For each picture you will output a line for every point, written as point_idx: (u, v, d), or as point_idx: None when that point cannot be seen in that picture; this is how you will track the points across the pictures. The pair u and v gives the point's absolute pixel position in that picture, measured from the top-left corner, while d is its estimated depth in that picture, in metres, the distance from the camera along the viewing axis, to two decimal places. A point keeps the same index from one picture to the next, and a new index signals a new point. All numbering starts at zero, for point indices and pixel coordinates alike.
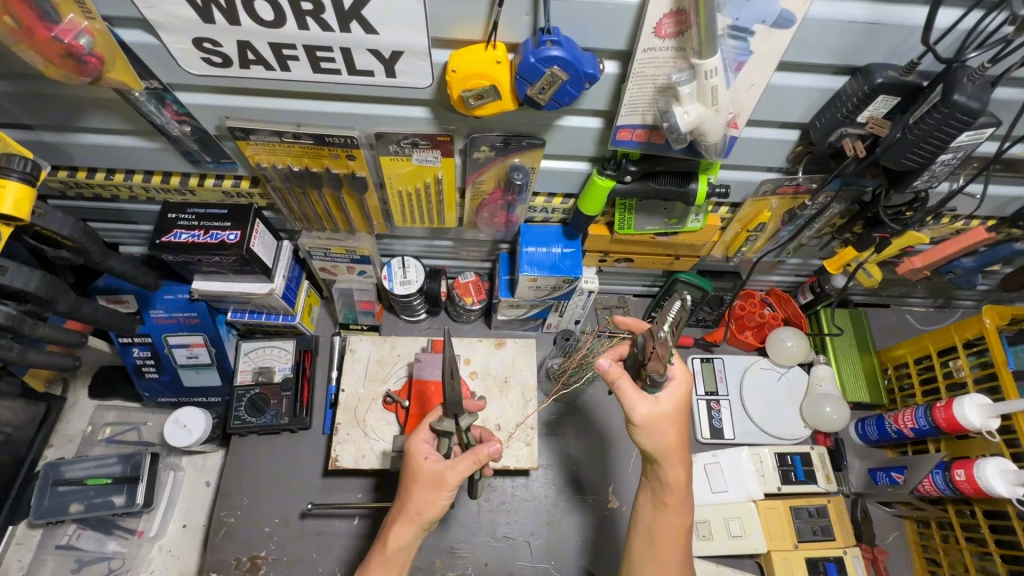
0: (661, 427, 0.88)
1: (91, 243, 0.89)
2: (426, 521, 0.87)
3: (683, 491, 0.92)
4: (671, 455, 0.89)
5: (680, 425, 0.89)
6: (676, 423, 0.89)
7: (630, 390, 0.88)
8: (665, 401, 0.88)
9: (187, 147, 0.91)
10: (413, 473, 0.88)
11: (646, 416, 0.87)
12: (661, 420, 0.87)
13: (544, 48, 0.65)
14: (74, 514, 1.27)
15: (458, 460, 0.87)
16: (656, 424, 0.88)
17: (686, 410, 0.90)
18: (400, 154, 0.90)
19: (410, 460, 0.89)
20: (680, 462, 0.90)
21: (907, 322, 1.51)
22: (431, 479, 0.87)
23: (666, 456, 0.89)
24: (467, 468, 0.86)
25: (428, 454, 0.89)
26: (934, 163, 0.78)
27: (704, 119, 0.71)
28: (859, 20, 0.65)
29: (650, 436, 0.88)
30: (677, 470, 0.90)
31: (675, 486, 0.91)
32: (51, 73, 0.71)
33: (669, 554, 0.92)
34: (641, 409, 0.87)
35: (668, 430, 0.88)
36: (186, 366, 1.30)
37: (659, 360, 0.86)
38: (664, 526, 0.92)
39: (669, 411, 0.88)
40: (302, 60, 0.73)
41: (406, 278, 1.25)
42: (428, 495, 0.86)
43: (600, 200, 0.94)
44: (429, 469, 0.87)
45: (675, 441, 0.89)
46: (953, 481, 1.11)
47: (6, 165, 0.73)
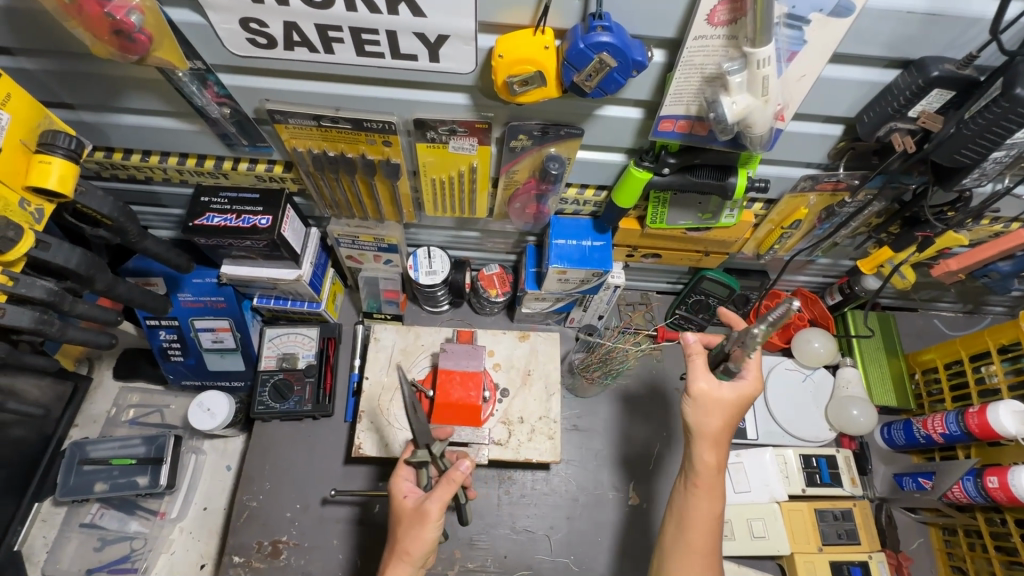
0: (711, 409, 0.90)
1: (129, 223, 0.89)
2: (417, 558, 0.86)
3: (718, 476, 0.91)
4: (711, 437, 0.90)
5: (732, 417, 0.91)
6: (726, 411, 0.90)
7: (703, 370, 0.91)
8: (728, 391, 0.90)
9: (224, 130, 0.91)
10: (398, 514, 0.90)
11: (701, 392, 0.90)
12: (716, 404, 0.90)
13: (594, 33, 0.64)
14: (99, 492, 1.28)
15: (434, 489, 0.87)
16: (709, 403, 0.90)
17: (742, 407, 0.92)
18: (437, 141, 0.90)
19: (394, 501, 0.92)
20: (716, 447, 0.90)
21: (935, 326, 1.48)
22: (413, 516, 0.88)
23: (703, 437, 0.90)
24: (444, 493, 0.86)
25: (408, 492, 0.92)
26: (986, 160, 0.77)
27: (752, 110, 0.70)
28: (918, 11, 0.63)
29: (700, 412, 0.90)
30: (708, 454, 0.90)
31: (710, 469, 0.90)
32: (98, 51, 0.71)
33: (698, 544, 0.89)
34: (700, 383, 0.90)
35: (717, 414, 0.90)
36: (211, 350, 1.31)
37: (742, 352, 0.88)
38: (696, 512, 0.90)
39: (729, 401, 0.90)
40: (347, 42, 0.73)
41: (432, 268, 1.25)
42: (414, 532, 0.86)
43: (635, 192, 0.93)
44: (408, 505, 0.89)
45: (721, 425, 0.90)
46: (985, 488, 1.09)
47: (51, 142, 0.74)
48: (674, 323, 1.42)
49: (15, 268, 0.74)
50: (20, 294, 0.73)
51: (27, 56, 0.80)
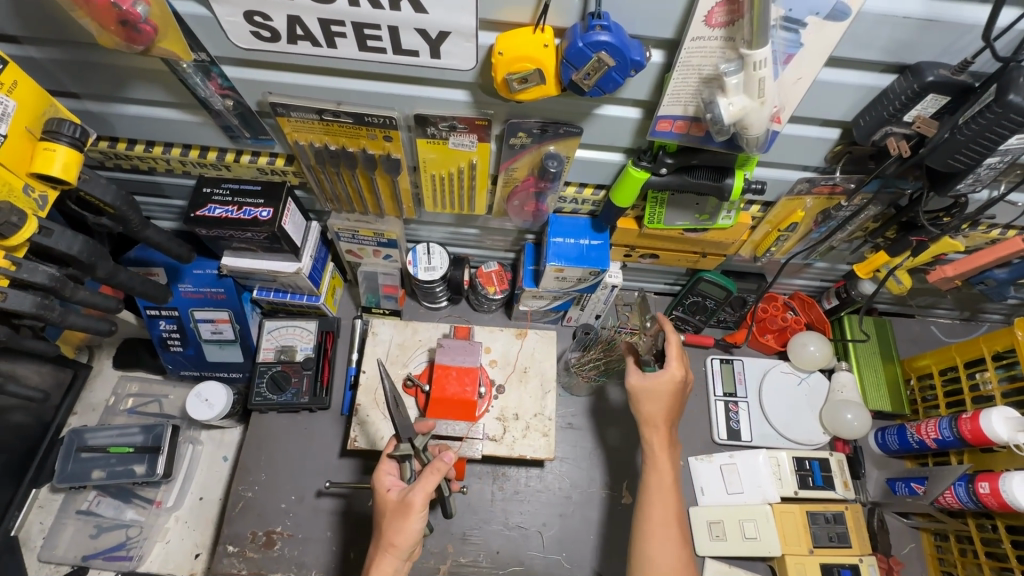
0: (647, 398, 1.03)
1: (132, 212, 0.90)
2: (402, 550, 0.87)
3: (665, 453, 1.02)
4: (652, 419, 1.03)
5: (667, 403, 1.03)
6: (661, 398, 1.02)
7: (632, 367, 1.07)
8: (652, 379, 1.02)
9: (227, 122, 0.92)
10: (381, 508, 0.90)
11: (634, 384, 1.04)
12: (646, 392, 1.03)
13: (593, 33, 0.65)
14: (95, 480, 1.29)
15: (419, 480, 0.87)
16: (646, 392, 1.03)
17: (677, 394, 1.03)
18: (437, 137, 0.91)
19: (377, 495, 0.92)
20: (660, 427, 1.03)
21: (932, 333, 1.49)
22: (397, 509, 0.88)
23: (648, 421, 1.03)
24: (431, 483, 0.86)
25: (391, 485, 0.92)
26: (980, 166, 0.77)
27: (749, 111, 0.70)
28: (914, 16, 0.64)
29: (639, 401, 1.04)
30: (657, 434, 1.03)
31: (656, 448, 1.03)
32: (105, 41, 0.72)
33: (658, 517, 0.96)
34: (631, 378, 1.05)
35: (657, 403, 1.03)
36: (210, 341, 1.32)
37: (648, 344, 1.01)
38: (652, 487, 1.00)
39: (655, 387, 1.02)
40: (349, 38, 0.74)
41: (431, 264, 1.25)
42: (399, 523, 0.87)
43: (633, 191, 0.94)
44: (393, 498, 0.89)
45: (663, 408, 1.03)
46: (976, 493, 1.09)
47: (56, 129, 0.75)
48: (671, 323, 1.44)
49: (18, 253, 0.75)
50: (22, 279, 0.74)
51: (35, 45, 0.81)
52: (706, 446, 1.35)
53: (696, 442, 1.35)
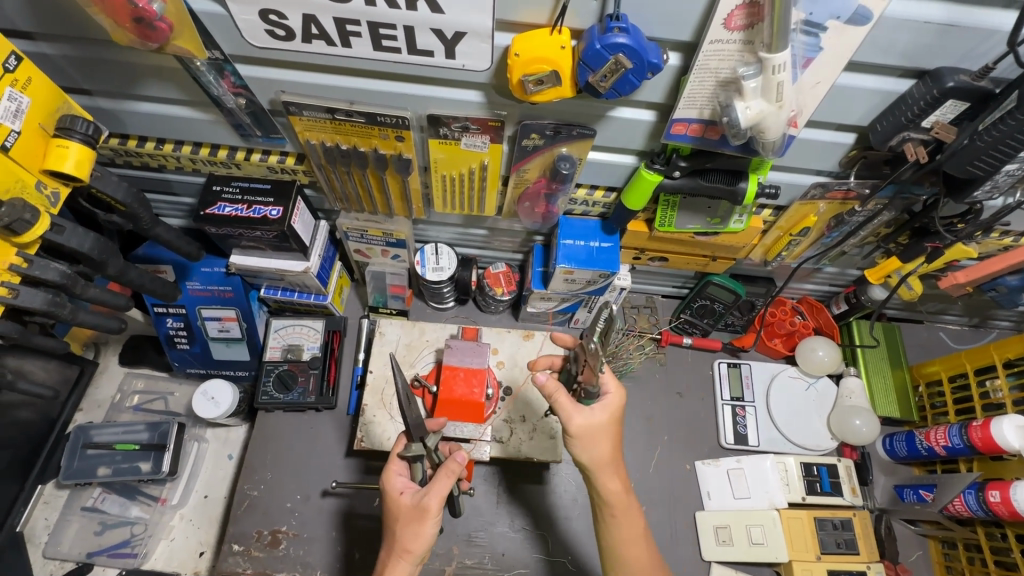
0: (594, 438, 0.90)
1: (143, 210, 0.90)
2: (417, 555, 0.86)
3: (627, 499, 0.92)
4: (604, 466, 0.90)
5: (614, 439, 0.91)
6: (605, 430, 0.90)
7: (566, 399, 0.90)
8: (599, 413, 0.90)
9: (239, 120, 0.92)
10: (394, 512, 0.89)
11: (580, 427, 0.89)
12: (595, 432, 0.90)
13: (611, 34, 0.64)
14: (101, 477, 1.29)
15: (433, 484, 0.87)
16: (592, 435, 0.89)
17: (618, 420, 0.92)
18: (449, 138, 0.90)
19: (389, 498, 0.91)
20: (614, 470, 0.91)
21: (940, 339, 1.48)
22: (411, 515, 0.87)
23: (600, 469, 0.90)
24: (446, 486, 0.86)
25: (404, 489, 0.91)
26: (998, 173, 0.77)
27: (766, 115, 0.70)
28: (935, 21, 0.64)
29: (587, 446, 0.90)
30: (612, 480, 0.90)
31: (617, 494, 0.91)
32: (119, 38, 0.72)
33: (641, 565, 0.91)
34: (576, 420, 0.89)
35: (603, 441, 0.90)
36: (217, 339, 1.32)
37: (590, 372, 0.87)
38: (626, 537, 0.91)
39: (603, 422, 0.90)
40: (364, 37, 0.73)
41: (439, 265, 1.25)
42: (414, 528, 0.86)
43: (645, 194, 0.93)
44: (407, 503, 0.88)
45: (611, 447, 0.91)
46: (987, 502, 1.09)
47: (70, 126, 0.75)
48: (678, 326, 1.43)
49: (29, 251, 0.75)
50: (34, 276, 0.74)
51: (48, 41, 0.81)
52: (712, 450, 1.34)
53: (702, 446, 1.34)
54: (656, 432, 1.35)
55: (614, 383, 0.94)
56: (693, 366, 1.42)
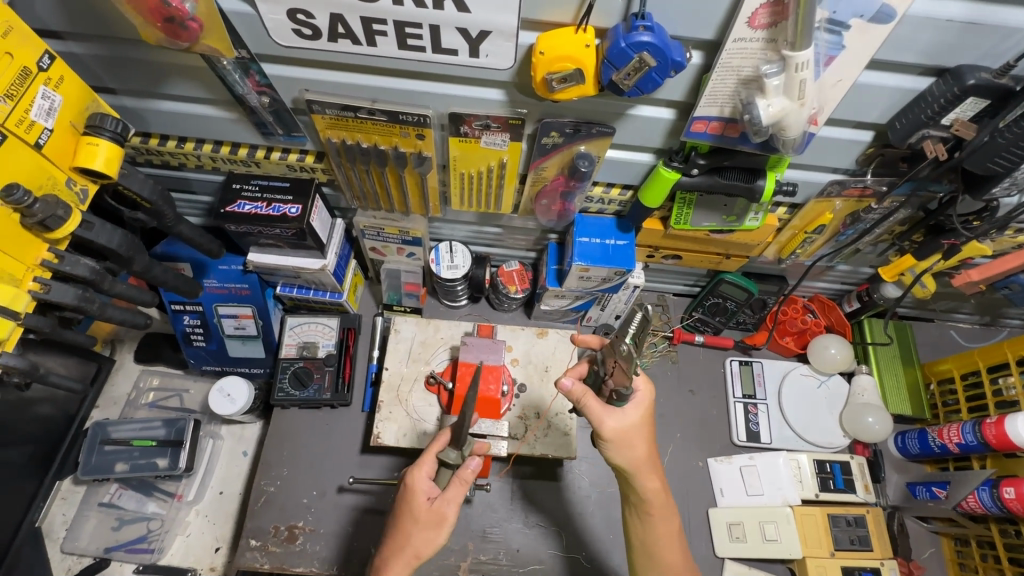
0: (629, 440, 0.90)
1: (167, 207, 0.91)
2: (423, 559, 0.90)
3: (664, 498, 0.93)
4: (643, 467, 0.90)
5: (649, 439, 0.92)
6: (640, 431, 0.90)
7: (596, 403, 0.89)
8: (631, 413, 0.90)
9: (261, 119, 0.93)
10: (415, 515, 0.90)
11: (614, 431, 0.89)
12: (629, 434, 0.90)
13: (636, 33, 0.66)
14: (118, 473, 1.30)
15: (448, 492, 0.91)
16: (629, 437, 0.89)
17: (650, 419, 0.93)
18: (469, 136, 0.91)
19: (411, 497, 0.91)
20: (652, 471, 0.91)
21: (951, 337, 1.49)
22: (433, 522, 0.90)
23: (638, 471, 0.90)
24: (460, 494, 0.91)
25: (427, 493, 0.91)
26: (1017, 171, 0.77)
27: (787, 113, 0.71)
28: (957, 20, 0.64)
29: (623, 449, 0.90)
30: (652, 481, 0.91)
31: (655, 495, 0.92)
32: (149, 36, 0.73)
33: (674, 563, 0.94)
34: (608, 423, 0.89)
35: (638, 442, 0.90)
36: (233, 336, 1.33)
37: (623, 374, 0.87)
38: (663, 536, 0.93)
39: (635, 421, 0.90)
40: (390, 36, 0.74)
41: (454, 263, 1.26)
42: (428, 534, 0.89)
43: (663, 192, 0.94)
44: (430, 510, 0.90)
45: (648, 447, 0.91)
46: (1001, 499, 1.09)
47: (99, 124, 0.76)
48: (690, 324, 1.44)
49: (60, 246, 0.77)
50: (65, 271, 0.76)
51: (76, 41, 0.82)
52: (725, 448, 1.35)
53: (715, 443, 1.35)
54: (668, 429, 1.36)
55: (644, 382, 0.93)
56: (704, 364, 1.43)
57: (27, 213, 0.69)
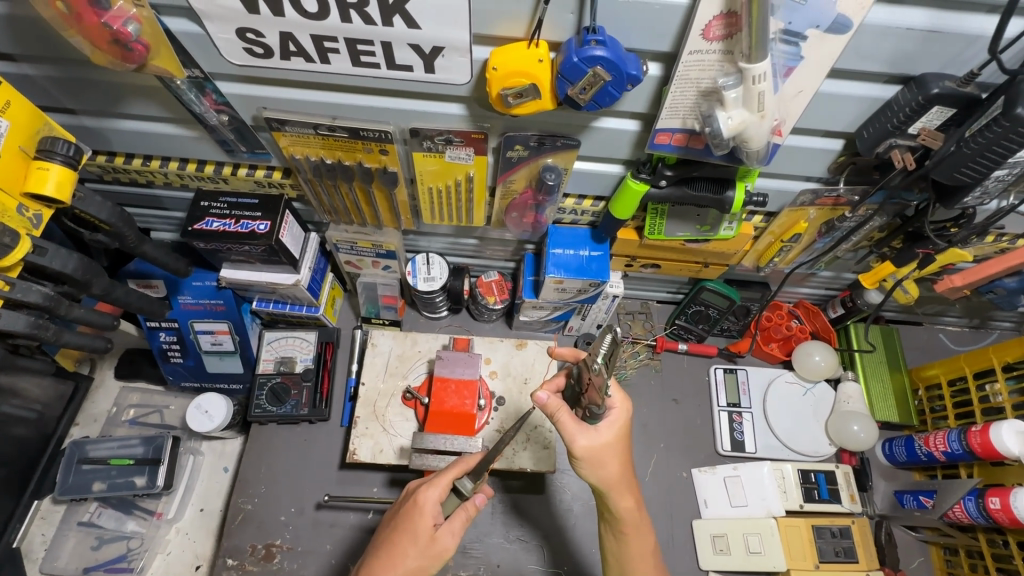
0: (603, 459, 0.86)
1: (127, 228, 0.90)
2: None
3: (638, 515, 0.91)
4: (617, 485, 0.88)
5: (623, 456, 0.89)
6: (614, 449, 0.87)
7: (570, 419, 0.86)
8: (604, 432, 0.87)
9: (223, 136, 0.92)
10: (416, 537, 0.85)
11: (586, 449, 0.85)
12: (602, 453, 0.86)
13: (588, 47, 0.64)
14: (96, 492, 1.29)
15: (450, 522, 0.87)
16: (602, 456, 0.86)
17: (624, 436, 0.89)
18: (433, 150, 0.90)
19: (418, 519, 0.86)
20: (626, 488, 0.89)
21: (940, 341, 1.46)
22: (432, 552, 0.85)
23: (612, 490, 0.88)
24: (461, 530, 0.88)
25: (436, 520, 0.87)
26: (988, 179, 0.76)
27: (749, 124, 0.69)
28: (917, 28, 0.62)
29: (596, 468, 0.87)
30: (625, 499, 0.89)
31: (630, 513, 0.90)
32: (97, 59, 0.72)
33: None
34: (581, 441, 0.85)
35: (612, 461, 0.87)
36: (210, 352, 1.32)
37: (596, 391, 0.83)
38: (637, 555, 0.92)
39: (609, 440, 0.87)
40: (342, 53, 0.73)
41: (430, 275, 1.24)
42: (424, 562, 0.84)
43: (632, 204, 0.92)
44: (437, 542, 0.85)
45: (622, 464, 0.88)
46: (987, 509, 1.07)
47: (50, 148, 0.75)
48: (673, 332, 1.42)
49: (12, 273, 0.75)
50: (16, 298, 0.74)
51: (30, 63, 0.81)
52: (709, 457, 1.33)
53: (699, 453, 1.33)
54: (651, 439, 1.34)
55: (620, 396, 0.90)
56: (689, 372, 1.41)
57: None
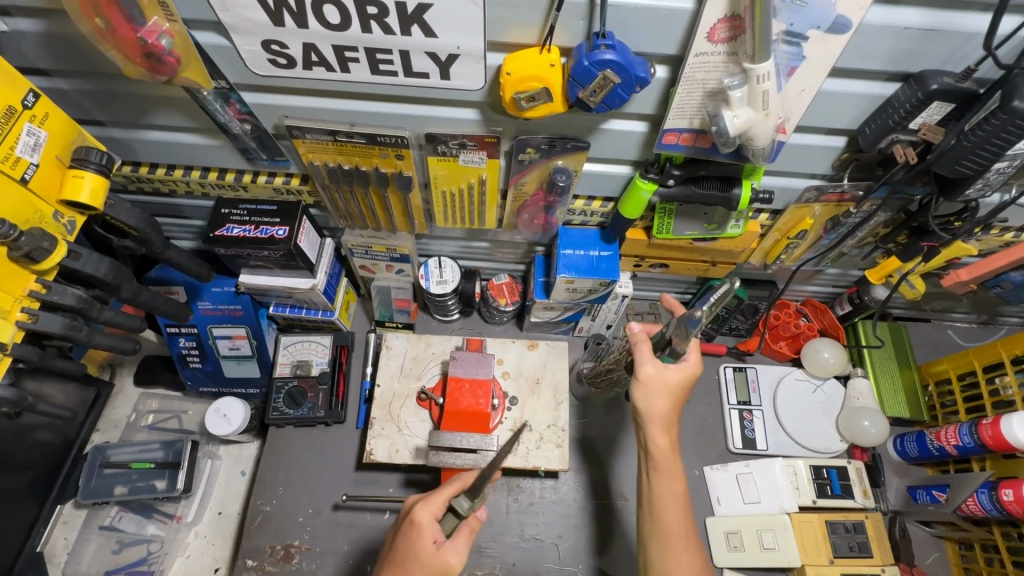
0: (657, 392, 0.91)
1: (154, 234, 0.93)
2: None
3: (670, 455, 0.92)
4: (660, 414, 0.91)
5: (676, 400, 0.93)
6: (670, 390, 0.92)
7: (644, 351, 0.94)
8: (671, 374, 0.92)
9: (245, 144, 0.96)
10: (417, 558, 0.84)
11: (648, 376, 0.92)
12: (659, 386, 0.91)
13: (598, 51, 0.67)
14: (117, 496, 1.32)
15: (454, 538, 0.87)
16: (657, 386, 0.92)
17: (686, 390, 0.93)
18: (447, 155, 0.93)
19: (418, 541, 0.85)
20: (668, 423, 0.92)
21: (948, 338, 1.47)
22: (437, 570, 0.84)
23: (655, 420, 0.91)
24: (467, 545, 0.87)
25: (437, 537, 0.86)
26: (989, 171, 0.78)
27: (753, 123, 0.71)
28: (914, 27, 0.65)
29: (648, 396, 0.92)
30: (661, 436, 0.92)
31: (665, 450, 0.91)
32: (129, 72, 0.76)
33: (676, 531, 0.89)
34: (646, 368, 0.92)
35: (664, 396, 0.91)
36: (228, 357, 1.34)
37: (682, 335, 0.90)
38: (671, 520, 0.89)
39: (672, 382, 0.92)
40: (362, 62, 0.76)
41: (443, 278, 1.27)
42: None
43: (641, 203, 0.95)
44: (439, 560, 0.84)
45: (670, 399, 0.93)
46: (1000, 501, 1.07)
47: (84, 157, 0.79)
48: None
49: (48, 277, 0.79)
50: (53, 301, 0.79)
51: (63, 77, 0.85)
52: (721, 455, 1.34)
53: (711, 451, 1.34)
54: None
55: (696, 356, 0.95)
56: (699, 371, 1.43)
57: (13, 246, 0.71)
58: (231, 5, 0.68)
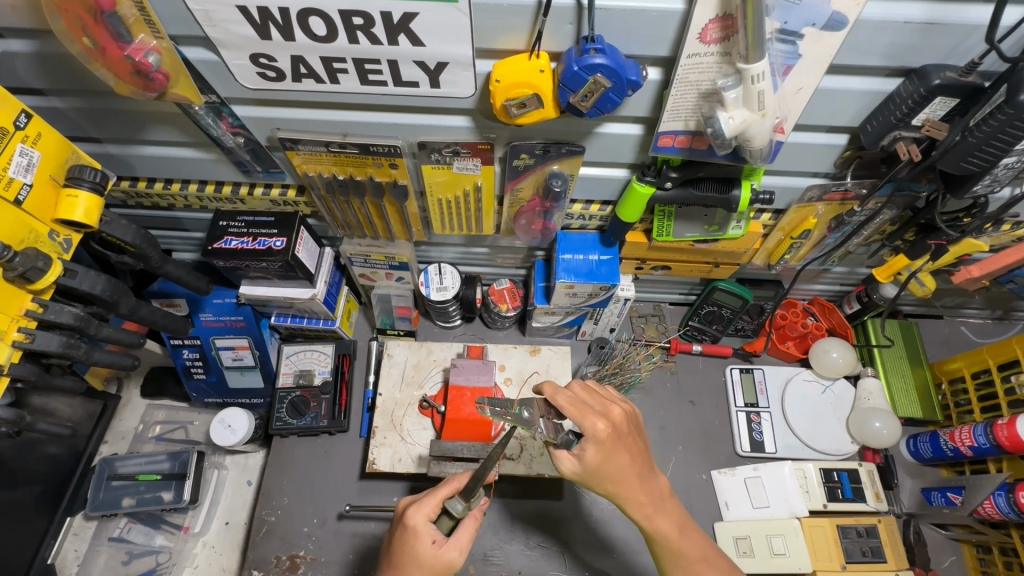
0: (600, 477, 0.83)
1: (151, 250, 0.93)
2: None
3: (660, 514, 0.88)
4: (623, 490, 0.85)
5: (624, 464, 0.83)
6: (608, 469, 0.83)
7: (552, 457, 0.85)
8: (589, 457, 0.81)
9: (240, 157, 0.96)
10: (418, 559, 0.83)
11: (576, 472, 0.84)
12: (595, 471, 0.83)
13: (587, 56, 0.65)
14: (125, 507, 1.33)
15: (454, 535, 0.85)
16: (593, 474, 0.83)
17: (615, 445, 0.82)
18: (441, 162, 0.92)
19: (416, 550, 0.83)
20: (636, 491, 0.85)
21: (961, 333, 1.44)
22: (439, 566, 0.83)
23: (619, 487, 0.85)
24: (470, 541, 0.86)
25: (435, 537, 0.85)
26: (997, 166, 0.76)
27: (750, 124, 0.69)
28: (914, 21, 0.63)
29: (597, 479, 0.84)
30: (640, 499, 0.86)
31: (649, 509, 0.87)
32: (120, 90, 0.76)
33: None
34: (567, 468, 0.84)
35: (611, 474, 0.83)
36: (232, 367, 1.35)
37: (551, 429, 0.86)
38: None
39: (597, 462, 0.81)
40: (351, 73, 0.76)
41: (442, 285, 1.26)
42: None
43: (639, 207, 0.93)
44: (439, 560, 0.83)
45: (628, 468, 0.83)
46: (1017, 503, 1.04)
47: (78, 175, 0.79)
48: (687, 334, 1.42)
49: (45, 295, 0.80)
50: (49, 320, 0.79)
51: (58, 96, 0.86)
52: (729, 458, 1.31)
53: (718, 454, 1.31)
54: (669, 442, 1.32)
55: (588, 417, 0.81)
56: (704, 374, 1.40)
57: (8, 266, 0.72)
58: (217, 20, 0.68)
